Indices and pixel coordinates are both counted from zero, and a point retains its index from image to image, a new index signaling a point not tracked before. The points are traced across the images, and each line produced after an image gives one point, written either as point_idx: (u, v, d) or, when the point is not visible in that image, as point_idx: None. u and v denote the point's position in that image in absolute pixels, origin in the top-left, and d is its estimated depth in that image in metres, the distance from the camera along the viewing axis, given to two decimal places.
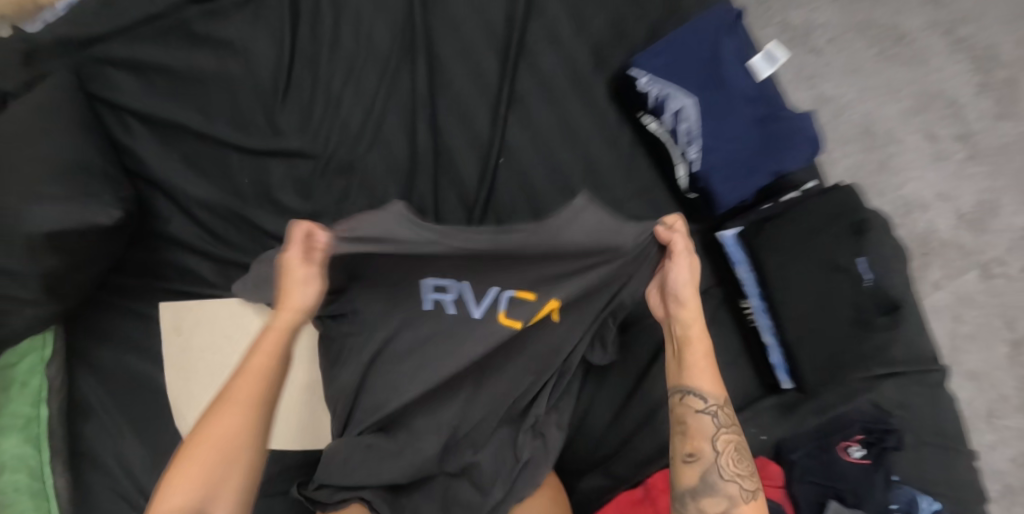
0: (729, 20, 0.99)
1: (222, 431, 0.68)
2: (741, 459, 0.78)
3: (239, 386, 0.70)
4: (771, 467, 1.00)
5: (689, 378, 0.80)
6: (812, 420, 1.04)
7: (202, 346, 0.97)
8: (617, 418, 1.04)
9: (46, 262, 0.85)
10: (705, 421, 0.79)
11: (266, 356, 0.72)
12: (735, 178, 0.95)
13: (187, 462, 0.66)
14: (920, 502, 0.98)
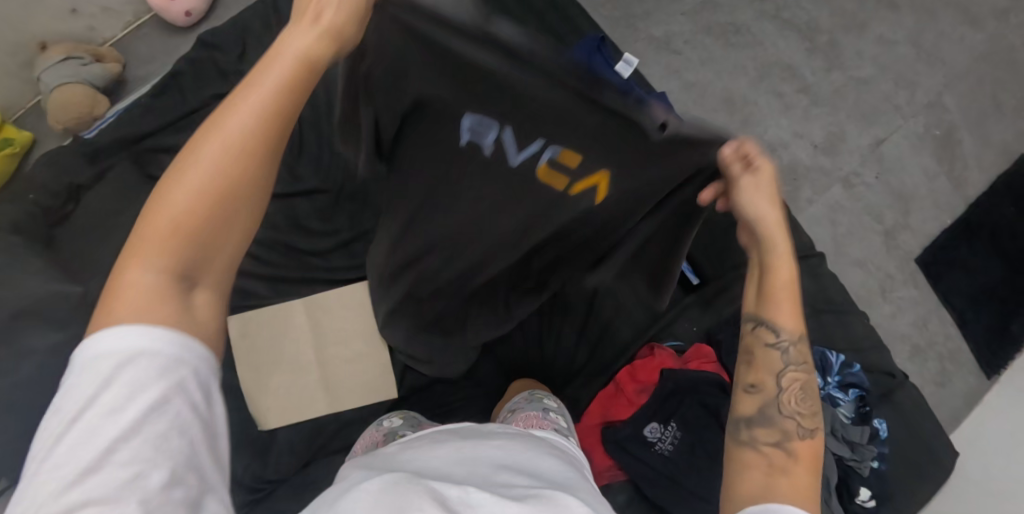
0: (592, 44, 1.36)
1: (208, 164, 0.65)
2: (802, 398, 0.84)
3: (248, 112, 0.65)
4: (704, 349, 1.35)
5: (767, 309, 0.85)
6: (728, 309, 1.37)
7: (263, 344, 1.37)
8: (583, 333, 1.38)
9: None
10: (775, 356, 0.85)
11: (279, 79, 0.67)
12: None
13: (174, 188, 0.64)
14: (828, 356, 1.34)
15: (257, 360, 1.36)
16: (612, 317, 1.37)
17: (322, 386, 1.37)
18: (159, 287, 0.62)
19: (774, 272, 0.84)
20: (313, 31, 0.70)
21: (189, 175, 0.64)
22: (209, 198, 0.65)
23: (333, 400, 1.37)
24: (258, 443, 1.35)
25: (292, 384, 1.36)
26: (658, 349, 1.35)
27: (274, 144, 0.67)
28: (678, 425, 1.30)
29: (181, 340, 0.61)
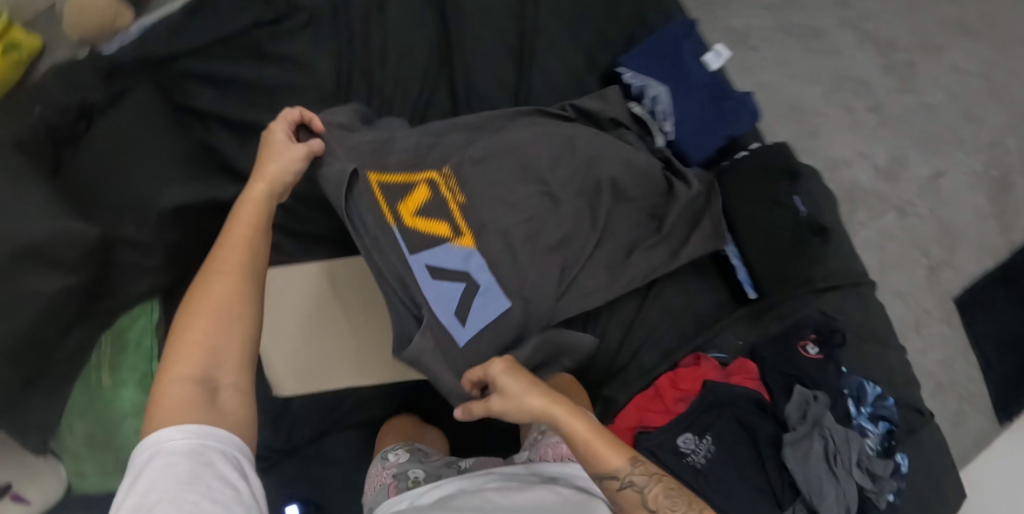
0: (684, 28, 1.25)
1: (212, 300, 0.86)
2: (672, 496, 0.88)
3: (228, 254, 0.91)
4: (748, 365, 1.30)
5: (595, 466, 0.89)
6: (774, 326, 1.32)
7: (277, 308, 1.27)
8: (628, 335, 1.29)
9: (168, 235, 1.22)
10: (630, 489, 0.88)
11: (247, 222, 0.95)
12: (702, 142, 1.23)
13: (193, 322, 0.85)
14: (867, 387, 1.30)
15: (286, 327, 1.27)
16: (660, 324, 1.30)
17: (350, 356, 1.28)
18: (189, 388, 0.81)
19: (574, 442, 0.91)
20: (264, 184, 0.99)
21: (200, 308, 0.86)
22: (212, 312, 0.86)
23: (360, 371, 1.28)
24: (272, 408, 1.27)
25: (321, 353, 1.28)
26: (704, 360, 1.29)
27: (245, 271, 0.90)
28: (713, 439, 1.26)
29: (211, 433, 0.78)
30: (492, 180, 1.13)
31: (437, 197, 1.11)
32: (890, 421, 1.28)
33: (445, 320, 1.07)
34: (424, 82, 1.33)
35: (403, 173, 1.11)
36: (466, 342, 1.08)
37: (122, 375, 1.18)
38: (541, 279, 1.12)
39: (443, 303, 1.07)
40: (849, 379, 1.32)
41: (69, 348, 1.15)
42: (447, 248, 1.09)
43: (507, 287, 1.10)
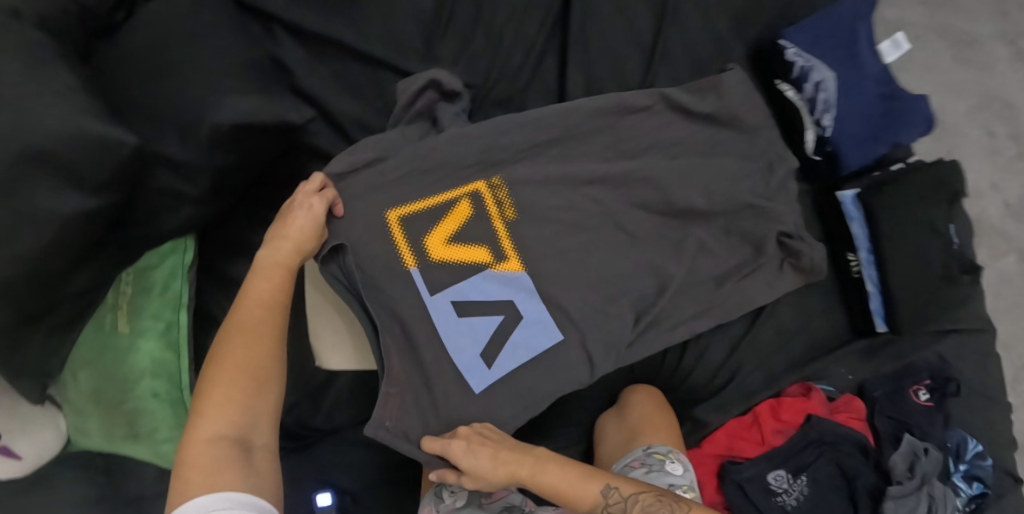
0: (864, 7, 1.06)
1: (240, 358, 0.85)
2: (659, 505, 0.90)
3: (249, 313, 0.88)
4: (855, 403, 1.15)
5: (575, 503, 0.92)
6: (888, 366, 1.17)
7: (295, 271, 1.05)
8: (734, 352, 1.13)
9: (219, 160, 0.95)
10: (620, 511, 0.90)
11: (269, 281, 0.91)
12: (861, 145, 1.05)
13: (219, 385, 0.83)
14: (969, 444, 1.16)
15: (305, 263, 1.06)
16: (771, 347, 1.13)
17: (341, 329, 1.05)
18: (218, 448, 0.80)
19: (554, 492, 0.92)
20: (285, 245, 0.93)
21: (227, 367, 0.84)
22: (239, 377, 0.84)
23: (340, 348, 1.05)
24: (313, 380, 1.08)
25: (318, 311, 1.05)
26: (815, 392, 1.13)
27: (271, 328, 0.89)
28: (807, 481, 1.11)
29: (248, 498, 0.77)
30: (552, 201, 1.05)
31: (478, 211, 1.04)
32: (987, 486, 1.15)
33: (465, 364, 1.00)
34: (545, 19, 1.11)
35: (424, 198, 1.02)
36: (484, 389, 1.01)
37: (143, 322, 0.97)
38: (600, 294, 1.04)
39: (471, 345, 1.01)
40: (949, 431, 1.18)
41: (80, 283, 0.91)
42: (487, 277, 1.02)
43: (556, 320, 1.03)
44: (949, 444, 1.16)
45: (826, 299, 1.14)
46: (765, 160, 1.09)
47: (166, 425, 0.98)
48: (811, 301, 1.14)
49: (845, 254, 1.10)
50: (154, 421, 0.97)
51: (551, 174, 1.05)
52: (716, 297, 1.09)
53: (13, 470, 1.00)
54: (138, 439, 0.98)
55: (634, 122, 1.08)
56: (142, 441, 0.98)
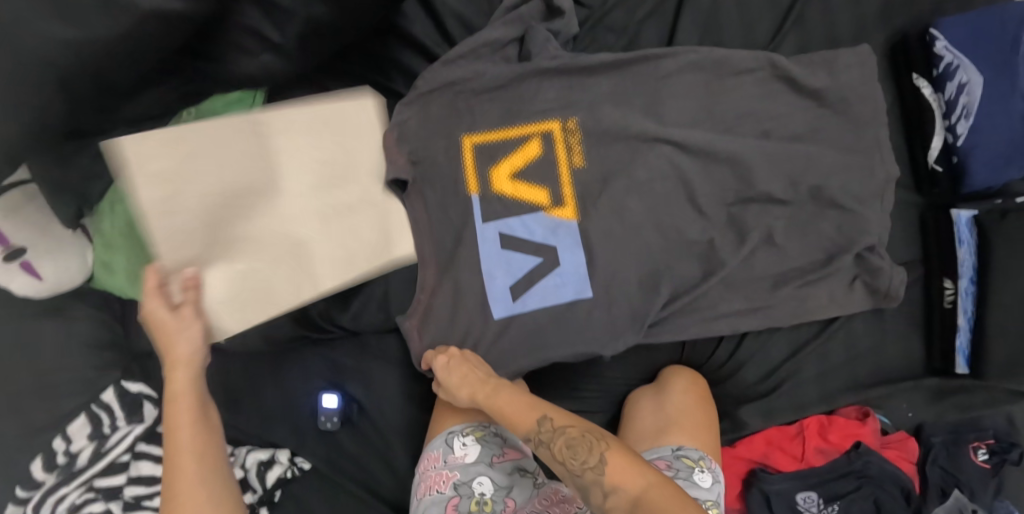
0: None
1: (186, 495, 0.72)
2: (588, 445, 0.79)
3: (173, 461, 0.74)
4: (909, 442, 1.05)
5: (512, 427, 0.85)
6: (954, 415, 1.06)
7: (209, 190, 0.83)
8: (796, 356, 1.03)
9: (313, 9, 0.86)
10: (555, 440, 0.81)
11: (182, 400, 0.76)
12: (994, 163, 0.95)
13: None
14: None
15: (220, 157, 0.84)
16: (837, 361, 1.03)
17: (357, 236, 0.96)
18: None
19: (501, 415, 0.86)
20: (180, 372, 0.77)
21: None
22: None
23: (239, 297, 0.87)
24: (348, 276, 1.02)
25: (212, 247, 0.84)
26: (872, 420, 1.03)
27: (201, 445, 0.75)
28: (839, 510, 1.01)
29: None
30: (643, 147, 0.95)
31: (551, 150, 0.97)
32: None
33: (493, 289, 0.96)
34: None
35: (502, 129, 0.97)
36: (505, 317, 0.96)
37: None
38: (666, 254, 0.95)
39: (503, 275, 0.96)
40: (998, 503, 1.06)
41: (139, 106, 0.86)
42: (538, 217, 0.97)
43: (592, 278, 0.95)
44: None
45: (907, 323, 1.04)
46: (880, 161, 0.98)
47: None
48: (892, 324, 1.04)
49: (942, 281, 1.00)
50: None
51: (645, 121, 0.95)
52: (781, 297, 0.98)
53: (32, 290, 0.96)
54: None
55: (746, 84, 0.98)
56: None
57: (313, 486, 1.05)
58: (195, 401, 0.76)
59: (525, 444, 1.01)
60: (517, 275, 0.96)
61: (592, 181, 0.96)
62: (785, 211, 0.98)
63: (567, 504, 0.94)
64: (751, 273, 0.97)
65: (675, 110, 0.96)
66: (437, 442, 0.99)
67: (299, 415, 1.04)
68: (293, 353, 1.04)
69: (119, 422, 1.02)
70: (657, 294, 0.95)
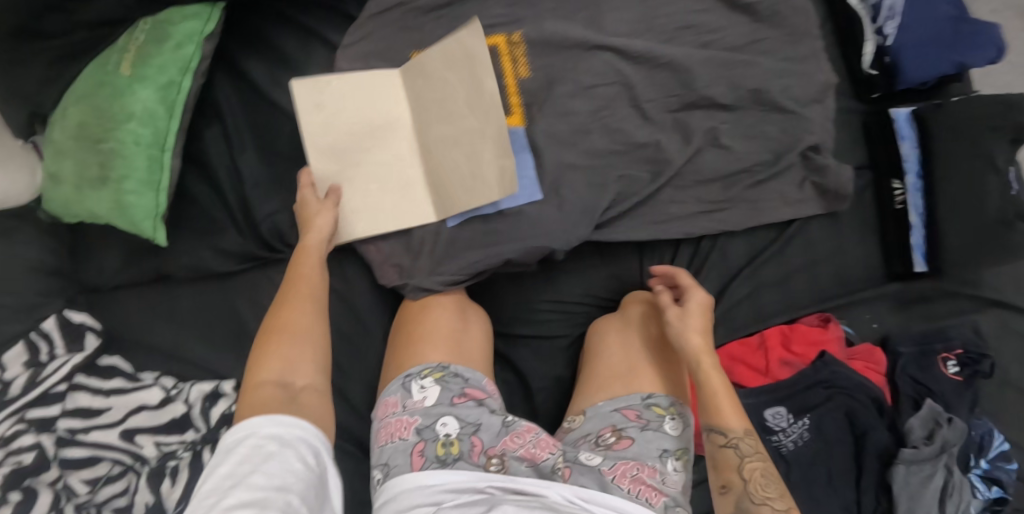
0: None
1: (290, 319, 0.80)
2: (767, 483, 0.79)
3: (294, 285, 0.84)
4: (876, 354, 1.01)
5: (707, 419, 0.84)
6: (919, 325, 1.04)
7: (352, 115, 0.96)
8: (752, 263, 1.01)
9: None
10: (728, 454, 0.82)
11: (314, 257, 0.87)
12: (924, 58, 0.98)
13: (268, 349, 0.77)
14: (997, 440, 1.01)
15: (423, 106, 0.97)
16: (799, 269, 1.02)
17: (452, 162, 0.96)
18: (273, 393, 0.72)
19: (708, 394, 0.85)
20: (325, 229, 0.90)
21: (280, 328, 0.79)
22: (283, 336, 0.78)
23: (374, 206, 0.96)
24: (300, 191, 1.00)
25: (358, 153, 0.96)
26: (834, 325, 1.00)
27: (315, 289, 0.84)
28: (810, 425, 0.97)
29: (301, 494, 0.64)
30: (585, 53, 0.98)
31: (498, 59, 0.98)
32: (1008, 491, 0.99)
33: (446, 193, 0.96)
34: None
35: None
36: (457, 223, 0.96)
37: (147, 70, 0.91)
38: (611, 155, 0.97)
39: (458, 181, 0.95)
40: (976, 421, 1.03)
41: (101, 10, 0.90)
42: None
43: (541, 179, 0.95)
44: (972, 434, 1.02)
45: (863, 230, 1.03)
46: (817, 67, 1.01)
47: (137, 178, 0.90)
48: (849, 231, 1.03)
49: (891, 181, 1.01)
50: (127, 170, 0.90)
51: (586, 29, 0.98)
52: (731, 197, 0.99)
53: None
54: (105, 185, 0.90)
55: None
56: (107, 190, 0.90)
57: None
58: (319, 253, 0.88)
59: (491, 385, 0.91)
60: (467, 173, 0.95)
61: (537, 88, 0.97)
62: (727, 114, 1.00)
63: (540, 440, 0.85)
64: (697, 172, 0.98)
65: (615, 21, 1.00)
66: (394, 385, 0.89)
67: (246, 340, 1.01)
68: (239, 276, 1.01)
69: (57, 351, 0.98)
70: (605, 193, 0.95)
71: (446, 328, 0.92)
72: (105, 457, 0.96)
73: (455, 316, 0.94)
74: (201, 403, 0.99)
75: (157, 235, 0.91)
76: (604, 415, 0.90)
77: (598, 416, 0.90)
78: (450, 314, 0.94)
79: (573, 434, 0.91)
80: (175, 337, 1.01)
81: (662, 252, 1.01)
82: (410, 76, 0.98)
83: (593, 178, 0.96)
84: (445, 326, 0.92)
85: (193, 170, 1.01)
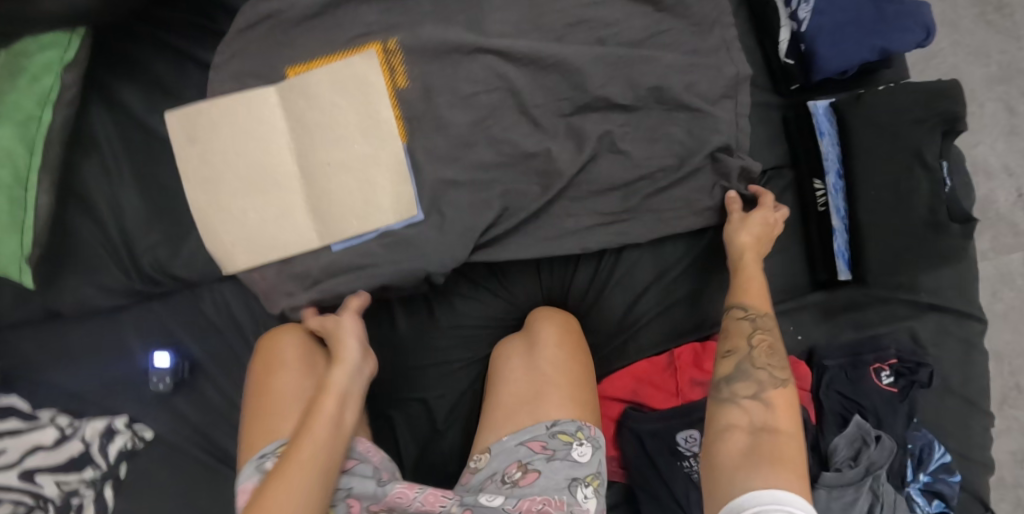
0: None
1: (327, 429, 0.73)
2: (772, 353, 0.77)
3: (333, 384, 0.77)
4: (801, 368, 0.94)
5: (734, 298, 0.82)
6: (847, 335, 0.97)
7: (225, 148, 0.92)
8: (661, 279, 0.94)
9: None
10: (745, 326, 0.79)
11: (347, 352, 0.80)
12: (842, 43, 0.89)
13: (300, 468, 0.69)
14: (936, 451, 0.94)
15: (306, 132, 0.91)
16: (714, 281, 0.95)
17: (341, 189, 0.90)
18: None
19: (741, 276, 0.83)
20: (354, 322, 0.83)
21: (316, 434, 0.72)
22: (324, 447, 0.72)
23: (256, 238, 0.91)
24: (183, 221, 0.97)
25: (242, 190, 0.92)
26: None
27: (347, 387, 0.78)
28: None
29: None
30: (466, 58, 0.90)
31: (374, 70, 0.90)
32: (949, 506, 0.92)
33: (328, 220, 0.91)
34: None
35: (321, 58, 0.92)
36: (341, 248, 0.90)
37: (1, 107, 0.88)
38: (497, 168, 0.89)
39: (343, 208, 0.90)
40: (914, 432, 0.95)
41: None
42: (362, 142, 0.90)
43: (417, 197, 0.89)
44: (910, 447, 0.94)
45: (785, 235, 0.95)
46: (727, 59, 0.92)
47: None
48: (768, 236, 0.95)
49: (812, 181, 0.91)
50: None
51: (466, 33, 0.90)
52: (635, 207, 0.91)
53: None
54: None
55: None
56: None
57: (160, 455, 0.99)
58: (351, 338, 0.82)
59: (365, 444, 0.84)
60: (358, 201, 0.90)
61: (417, 100, 0.90)
62: (628, 116, 0.91)
63: (428, 496, 0.79)
64: (593, 183, 0.90)
65: (499, 22, 0.91)
66: (246, 472, 0.75)
67: (138, 375, 1.00)
68: (128, 311, 0.99)
69: None
70: (489, 209, 0.88)
71: (297, 395, 0.81)
72: (3, 501, 0.92)
73: (309, 376, 0.83)
74: (99, 440, 0.97)
75: (23, 276, 0.89)
76: (507, 449, 0.83)
77: (499, 453, 0.83)
78: (304, 378, 0.83)
79: (479, 475, 0.83)
80: (70, 373, 0.99)
81: (564, 269, 0.94)
82: (288, 95, 0.91)
83: (482, 194, 0.89)
84: (298, 391, 0.82)
85: (73, 203, 0.97)
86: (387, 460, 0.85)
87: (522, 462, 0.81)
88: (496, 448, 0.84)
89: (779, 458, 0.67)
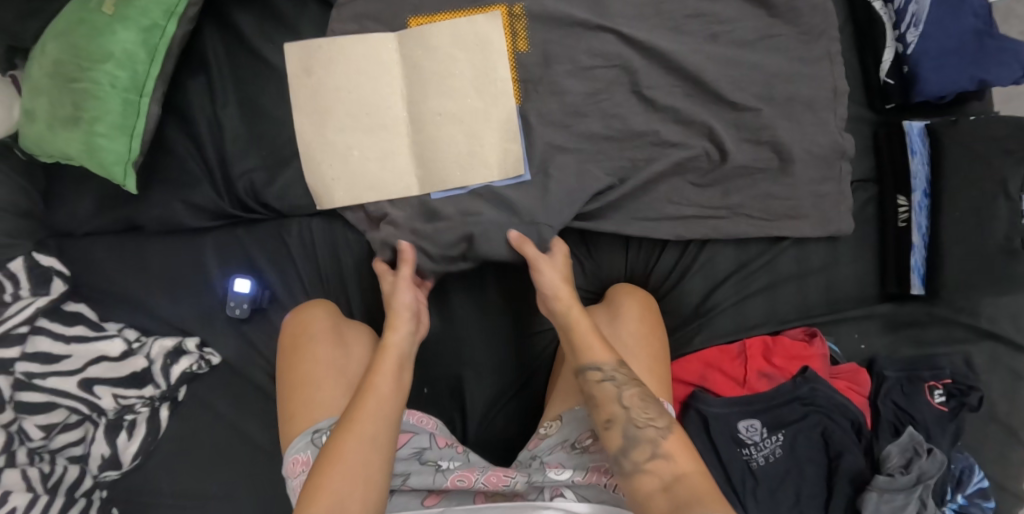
0: None
1: (374, 415, 0.74)
2: (646, 403, 0.75)
3: (376, 378, 0.77)
4: (861, 375, 0.97)
5: (581, 353, 0.79)
6: (906, 351, 0.99)
7: (339, 85, 0.93)
8: (739, 272, 0.99)
9: None
10: (608, 387, 0.76)
11: (396, 343, 0.80)
12: (944, 70, 0.93)
13: (335, 461, 0.70)
14: (976, 476, 0.94)
15: (421, 80, 0.93)
16: (787, 280, 0.99)
17: (449, 141, 0.92)
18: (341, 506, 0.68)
19: (573, 333, 0.80)
20: (407, 315, 0.83)
21: (360, 421, 0.73)
22: (367, 431, 0.73)
23: (359, 177, 0.93)
24: (281, 150, 0.97)
25: (348, 128, 0.93)
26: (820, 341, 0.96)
27: (397, 376, 0.78)
28: (783, 441, 0.91)
29: None
30: (587, 33, 0.94)
31: (497, 30, 0.93)
32: None
33: (433, 168, 0.93)
34: None
35: (449, 12, 0.94)
36: (441, 198, 0.93)
37: (129, 10, 0.88)
38: (604, 147, 0.94)
39: (452, 160, 0.92)
40: (955, 454, 0.96)
41: None
42: (476, 97, 0.92)
43: (529, 159, 0.93)
44: (951, 467, 0.95)
45: (860, 244, 1.00)
46: (831, 71, 0.97)
47: (110, 120, 0.88)
48: (846, 242, 0.99)
49: (896, 198, 0.96)
50: (100, 111, 0.87)
51: (590, 9, 0.94)
52: (735, 204, 0.96)
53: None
54: (76, 126, 0.87)
55: None
56: (78, 129, 0.87)
57: (223, 380, 0.99)
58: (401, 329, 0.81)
59: (417, 417, 0.88)
60: (466, 153, 0.92)
61: (535, 66, 0.94)
62: (732, 109, 0.94)
63: (491, 475, 0.79)
64: (689, 168, 0.95)
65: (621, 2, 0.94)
66: (300, 442, 0.79)
67: (210, 299, 0.99)
68: (211, 233, 0.99)
69: (22, 292, 0.95)
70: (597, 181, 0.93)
71: (336, 367, 0.83)
72: (61, 404, 0.94)
73: (339, 347, 0.85)
74: (163, 359, 0.96)
75: (126, 182, 0.89)
76: (578, 419, 0.85)
77: (570, 421, 0.85)
78: (334, 349, 0.85)
79: (549, 440, 0.86)
80: (144, 288, 0.99)
81: (648, 249, 0.98)
82: (409, 43, 0.93)
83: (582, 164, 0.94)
84: (333, 367, 0.83)
85: (174, 120, 0.98)
86: (440, 424, 0.90)
87: (595, 432, 0.83)
88: (568, 417, 0.86)
89: (698, 503, 0.66)
